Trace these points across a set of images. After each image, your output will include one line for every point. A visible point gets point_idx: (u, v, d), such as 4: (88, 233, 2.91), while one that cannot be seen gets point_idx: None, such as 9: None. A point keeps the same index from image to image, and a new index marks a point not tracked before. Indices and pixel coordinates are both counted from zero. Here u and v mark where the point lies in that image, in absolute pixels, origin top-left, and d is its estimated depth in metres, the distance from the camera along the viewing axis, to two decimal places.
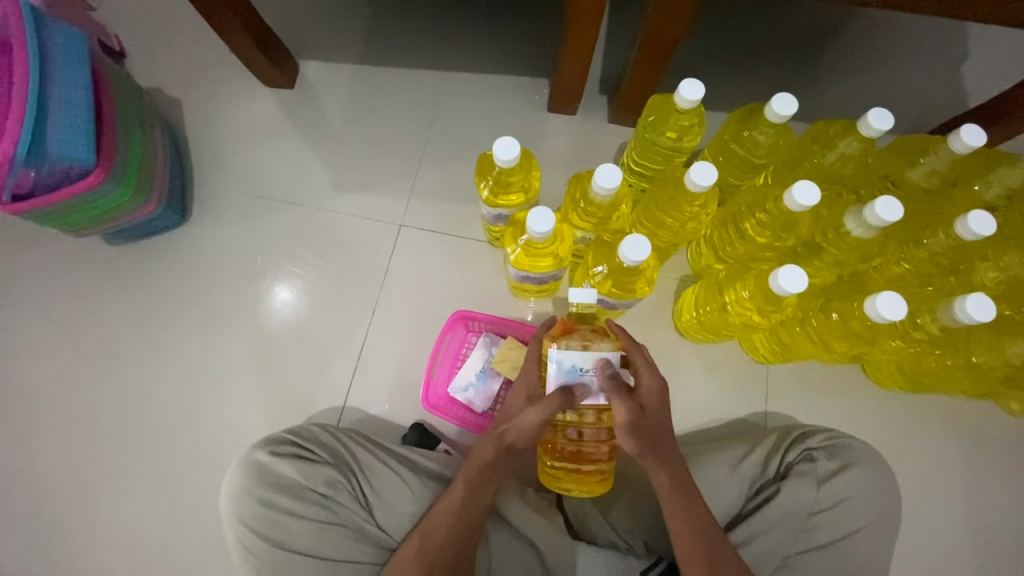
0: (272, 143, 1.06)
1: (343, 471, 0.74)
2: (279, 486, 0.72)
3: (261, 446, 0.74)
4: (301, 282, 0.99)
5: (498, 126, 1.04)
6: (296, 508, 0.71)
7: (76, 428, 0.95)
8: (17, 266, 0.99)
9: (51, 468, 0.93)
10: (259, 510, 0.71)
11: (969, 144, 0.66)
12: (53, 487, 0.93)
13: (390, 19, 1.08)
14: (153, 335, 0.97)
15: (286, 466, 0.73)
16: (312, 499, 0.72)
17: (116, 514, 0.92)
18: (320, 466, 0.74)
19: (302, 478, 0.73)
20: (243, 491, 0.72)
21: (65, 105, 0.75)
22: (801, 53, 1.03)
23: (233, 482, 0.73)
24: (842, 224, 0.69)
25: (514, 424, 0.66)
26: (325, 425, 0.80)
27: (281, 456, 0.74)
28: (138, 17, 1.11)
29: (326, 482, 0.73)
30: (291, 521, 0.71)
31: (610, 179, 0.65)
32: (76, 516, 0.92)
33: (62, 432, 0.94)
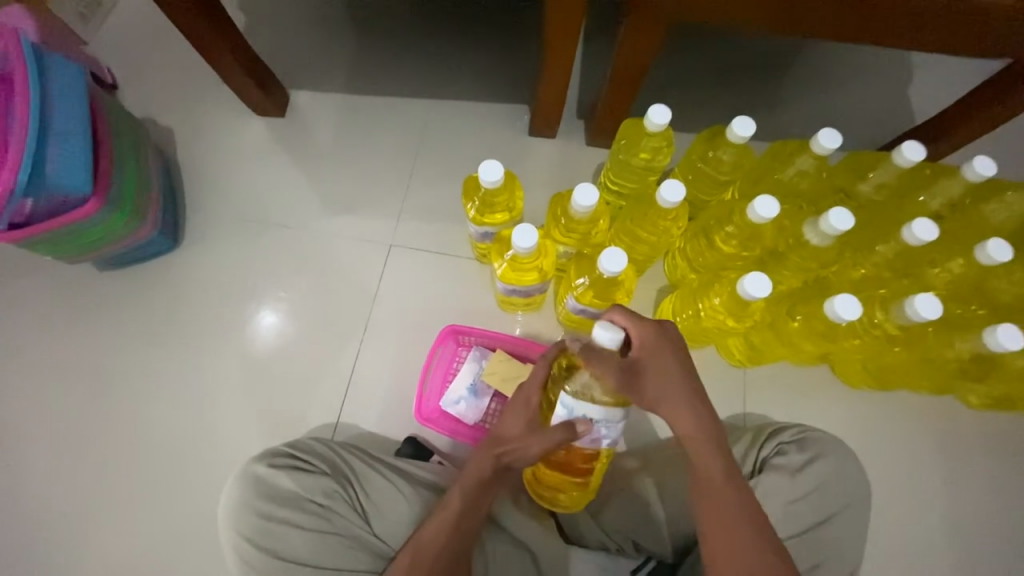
0: (264, 169, 1.09)
1: (341, 482, 0.75)
2: (277, 498, 0.73)
3: (261, 459, 0.76)
4: (288, 302, 1.01)
5: (483, 149, 1.09)
6: (294, 518, 0.72)
7: (61, 457, 0.94)
8: (4, 294, 1.00)
9: (35, 498, 0.92)
10: (256, 520, 0.72)
11: (909, 159, 0.73)
12: (36, 518, 0.91)
13: (378, 51, 1.14)
14: (143, 359, 0.98)
15: (285, 477, 0.74)
16: (309, 509, 0.73)
17: (102, 543, 0.90)
18: (318, 477, 0.75)
19: (300, 489, 0.74)
20: (239, 504, 0.73)
21: (64, 134, 0.77)
22: (760, 79, 1.12)
23: (231, 496, 0.74)
24: (803, 234, 0.75)
25: (512, 449, 0.67)
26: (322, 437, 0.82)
27: (280, 468, 0.75)
28: (131, 53, 1.16)
29: (325, 493, 0.74)
30: (288, 532, 0.71)
31: (587, 197, 0.70)
32: (59, 547, 0.90)
33: (47, 461, 0.93)
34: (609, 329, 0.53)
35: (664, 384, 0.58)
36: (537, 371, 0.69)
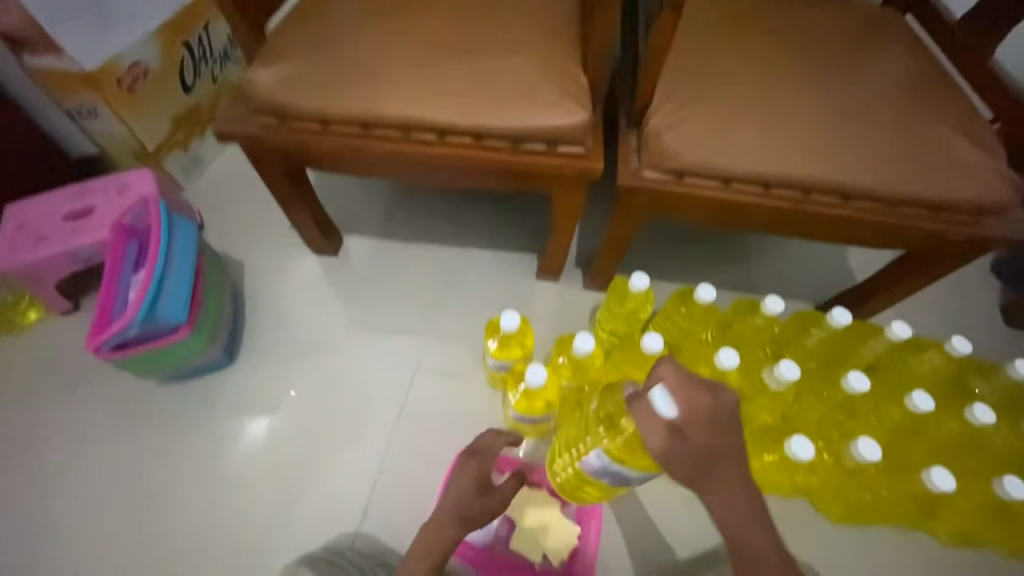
0: (314, 298, 1.30)
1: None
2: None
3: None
4: (303, 420, 1.16)
5: (499, 290, 1.32)
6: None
7: (105, 553, 1.06)
8: (82, 404, 1.17)
9: None
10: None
11: (840, 321, 0.91)
12: None
13: (419, 206, 1.42)
14: (191, 470, 1.12)
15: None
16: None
17: None
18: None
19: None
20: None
21: (176, 276, 0.99)
22: (724, 241, 1.40)
23: None
24: (764, 376, 0.91)
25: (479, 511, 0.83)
26: None
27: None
28: (219, 200, 1.44)
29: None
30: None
31: (585, 344, 0.88)
32: None
33: (92, 566, 1.05)
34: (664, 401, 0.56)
35: (711, 450, 0.57)
36: (486, 455, 0.87)
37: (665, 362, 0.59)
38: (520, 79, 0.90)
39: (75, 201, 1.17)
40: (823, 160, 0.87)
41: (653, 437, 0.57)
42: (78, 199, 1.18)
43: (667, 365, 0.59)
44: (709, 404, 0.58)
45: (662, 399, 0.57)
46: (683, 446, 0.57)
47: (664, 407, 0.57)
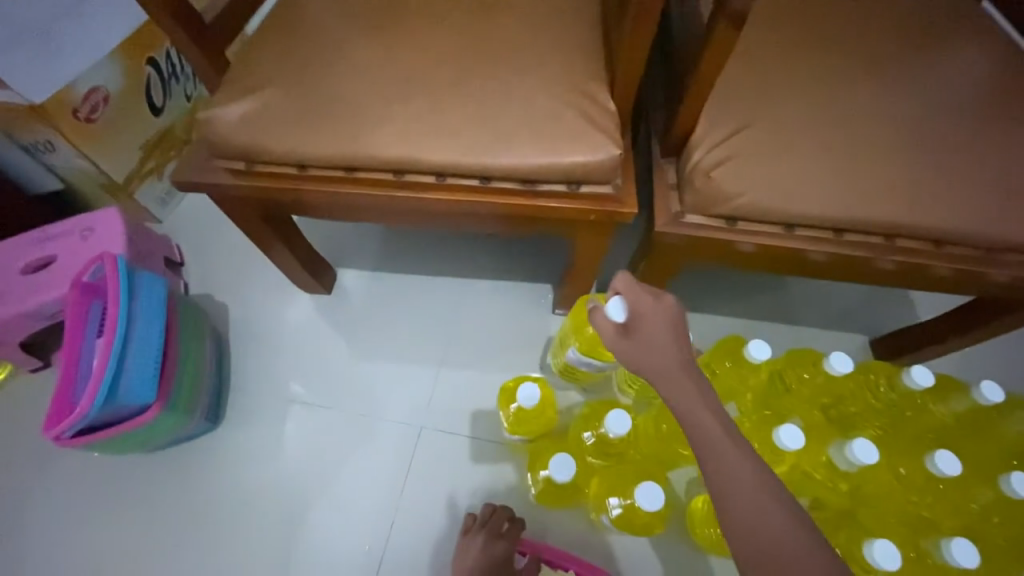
0: (305, 343, 1.17)
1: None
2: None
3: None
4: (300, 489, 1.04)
5: (511, 327, 1.18)
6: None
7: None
8: (51, 471, 1.05)
9: None
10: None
11: (920, 382, 0.79)
12: None
13: (420, 234, 1.28)
14: (173, 545, 1.00)
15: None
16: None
17: None
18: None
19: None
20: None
21: (142, 345, 0.86)
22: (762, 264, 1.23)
23: None
24: (830, 455, 0.79)
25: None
26: None
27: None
28: (199, 231, 1.30)
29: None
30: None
31: (620, 426, 0.78)
32: None
33: None
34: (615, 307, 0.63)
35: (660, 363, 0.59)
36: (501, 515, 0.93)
37: (620, 273, 0.64)
38: (533, 109, 0.76)
39: (36, 251, 1.05)
40: (902, 195, 0.72)
41: (606, 326, 0.62)
42: (39, 247, 1.05)
43: (621, 274, 0.64)
44: (654, 307, 0.61)
45: (616, 306, 0.64)
46: (632, 344, 0.60)
47: (616, 313, 0.63)
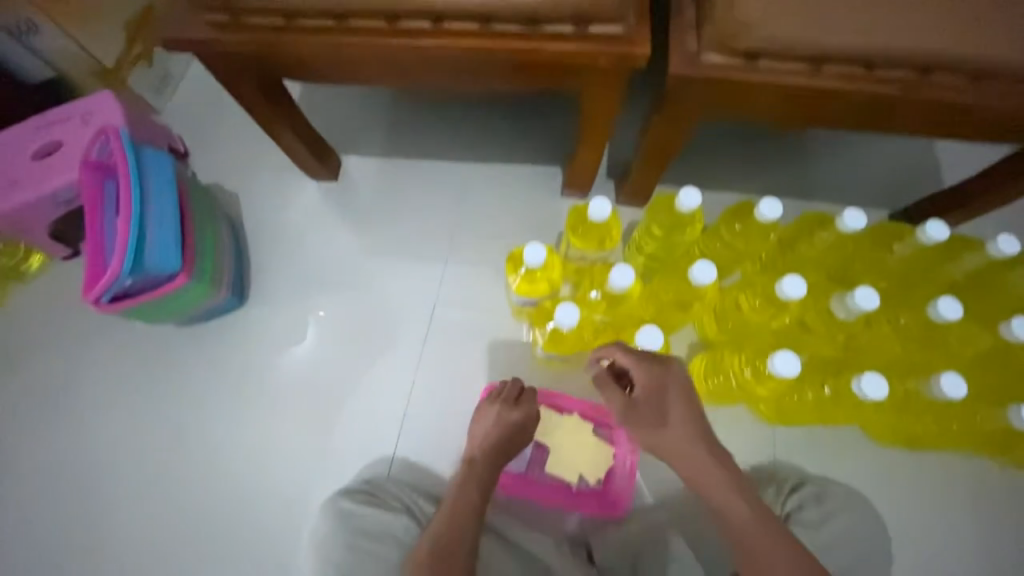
0: (318, 230, 1.18)
1: (411, 520, 0.92)
2: (360, 531, 0.90)
3: (345, 497, 0.93)
4: (326, 358, 1.10)
5: (519, 209, 1.17)
6: (375, 548, 0.88)
7: (147, 502, 1.05)
8: (95, 349, 1.12)
9: (116, 532, 1.04)
10: (344, 547, 0.89)
11: (934, 237, 0.77)
12: (119, 549, 1.03)
13: (423, 116, 1.23)
14: (212, 409, 1.09)
15: (367, 514, 0.91)
16: (386, 542, 0.89)
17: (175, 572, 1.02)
18: (394, 515, 0.91)
19: (378, 525, 0.90)
20: (331, 533, 0.90)
21: (160, 219, 0.88)
22: (781, 138, 1.17)
23: (324, 525, 0.93)
24: (832, 309, 0.81)
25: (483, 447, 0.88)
26: (399, 480, 1.00)
27: (363, 506, 0.92)
28: (200, 123, 1.27)
29: (399, 529, 0.90)
30: (370, 559, 0.88)
31: (624, 278, 0.77)
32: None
33: (128, 500, 1.06)
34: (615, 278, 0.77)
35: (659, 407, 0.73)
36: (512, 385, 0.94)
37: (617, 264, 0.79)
38: None
39: (42, 138, 1.04)
40: (945, 21, 0.67)
41: (612, 403, 0.75)
42: (44, 134, 1.05)
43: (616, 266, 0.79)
44: (629, 359, 0.73)
45: (620, 275, 0.77)
46: (638, 408, 0.73)
47: (623, 279, 0.77)
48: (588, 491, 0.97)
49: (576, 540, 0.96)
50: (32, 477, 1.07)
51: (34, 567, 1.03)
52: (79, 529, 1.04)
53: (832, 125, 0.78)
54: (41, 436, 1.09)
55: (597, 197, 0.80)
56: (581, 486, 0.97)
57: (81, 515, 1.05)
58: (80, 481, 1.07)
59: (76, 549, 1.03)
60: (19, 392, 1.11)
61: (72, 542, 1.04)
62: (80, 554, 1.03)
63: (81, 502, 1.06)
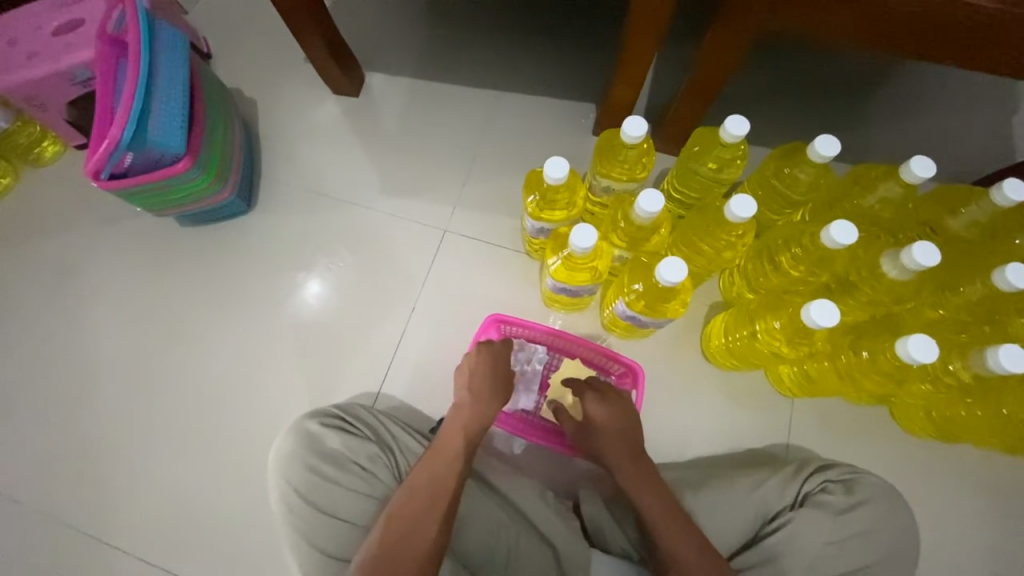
0: (332, 143, 1.11)
1: (384, 449, 0.78)
2: (324, 455, 0.76)
3: (311, 417, 0.79)
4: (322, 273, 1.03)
5: (546, 144, 1.08)
6: (340, 477, 0.75)
7: (128, 402, 0.99)
8: (89, 239, 1.08)
9: (83, 429, 0.98)
10: (304, 473, 0.75)
11: (1011, 198, 0.68)
12: (85, 447, 0.98)
13: (455, 38, 1.15)
14: (200, 315, 1.03)
15: (335, 438, 0.77)
16: (354, 471, 0.75)
17: (141, 478, 0.96)
18: (364, 441, 0.77)
19: (346, 450, 0.77)
20: (291, 456, 0.77)
21: (166, 98, 0.84)
22: (841, 98, 1.06)
23: (284, 447, 0.78)
24: (879, 265, 0.71)
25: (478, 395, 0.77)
26: (368, 406, 0.85)
27: (330, 427, 0.78)
28: (221, 22, 1.20)
29: (368, 457, 0.76)
30: (333, 489, 0.74)
31: (653, 203, 0.68)
32: (102, 476, 0.96)
33: (101, 399, 1.00)
34: (643, 206, 0.68)
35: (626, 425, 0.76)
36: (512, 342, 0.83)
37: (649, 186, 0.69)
38: None
39: (61, 13, 0.99)
40: None
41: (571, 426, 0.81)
42: (63, 9, 0.99)
43: (647, 190, 0.69)
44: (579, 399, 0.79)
45: (649, 199, 0.68)
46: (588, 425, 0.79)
47: (651, 204, 0.68)
48: None
49: (566, 491, 0.86)
50: (14, 363, 1.02)
51: (8, 456, 0.98)
52: (56, 422, 0.99)
53: (921, 58, 0.68)
54: (29, 323, 1.04)
55: (632, 115, 0.72)
56: None
57: (58, 408, 0.99)
58: (63, 373, 1.01)
59: (51, 442, 0.98)
60: (14, 276, 1.06)
61: (47, 436, 0.98)
62: (55, 448, 0.98)
63: (61, 394, 1.00)
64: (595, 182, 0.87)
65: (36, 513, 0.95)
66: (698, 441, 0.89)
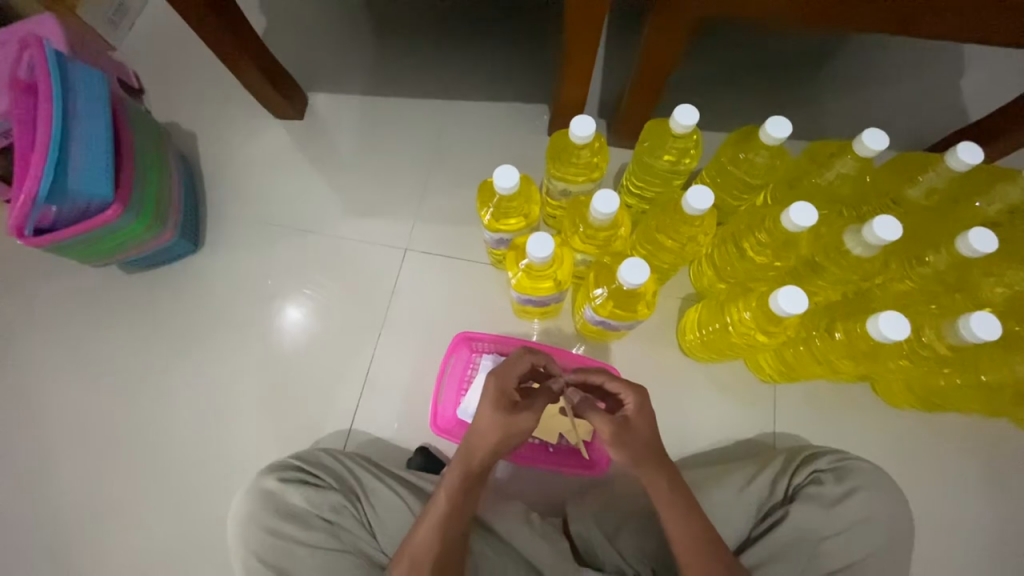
0: (280, 171, 1.06)
1: (348, 496, 0.75)
2: (285, 513, 0.73)
3: (269, 473, 0.75)
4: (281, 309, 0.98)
5: (501, 150, 1.05)
6: (304, 536, 0.71)
7: (89, 466, 0.93)
8: (27, 296, 1.01)
9: (40, 499, 0.92)
10: (266, 537, 0.71)
11: (966, 162, 0.67)
12: (43, 517, 0.91)
13: (397, 50, 1.11)
14: (157, 364, 0.97)
15: (295, 494, 0.74)
16: (319, 527, 0.73)
17: (108, 543, 0.90)
18: (326, 492, 0.74)
19: (308, 505, 0.73)
20: (250, 520, 0.73)
21: (87, 143, 0.80)
22: (793, 75, 1.06)
23: (243, 509, 0.74)
24: (843, 243, 0.70)
25: (480, 430, 0.63)
26: (332, 450, 0.81)
27: (289, 483, 0.74)
28: (150, 54, 1.14)
29: (332, 508, 0.74)
30: (298, 549, 0.71)
31: (608, 205, 0.65)
32: (65, 545, 0.90)
33: (56, 464, 0.93)
34: (599, 208, 0.65)
35: (647, 437, 0.63)
36: (518, 357, 0.65)
37: (604, 187, 0.66)
38: None
39: None
40: None
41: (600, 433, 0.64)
42: None
43: (601, 190, 0.66)
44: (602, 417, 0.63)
45: (605, 200, 0.65)
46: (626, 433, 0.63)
47: (606, 205, 0.65)
48: (567, 450, 0.84)
49: (554, 509, 0.83)
50: None
51: None
52: (11, 498, 0.92)
53: (863, 28, 0.66)
54: None
55: (579, 114, 0.70)
56: (559, 445, 0.83)
57: (12, 480, 0.93)
58: (13, 444, 0.94)
59: (7, 520, 0.91)
60: None
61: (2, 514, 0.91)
62: (13, 526, 0.91)
63: (12, 464, 0.93)
64: (551, 186, 0.84)
65: None
66: (684, 440, 0.87)
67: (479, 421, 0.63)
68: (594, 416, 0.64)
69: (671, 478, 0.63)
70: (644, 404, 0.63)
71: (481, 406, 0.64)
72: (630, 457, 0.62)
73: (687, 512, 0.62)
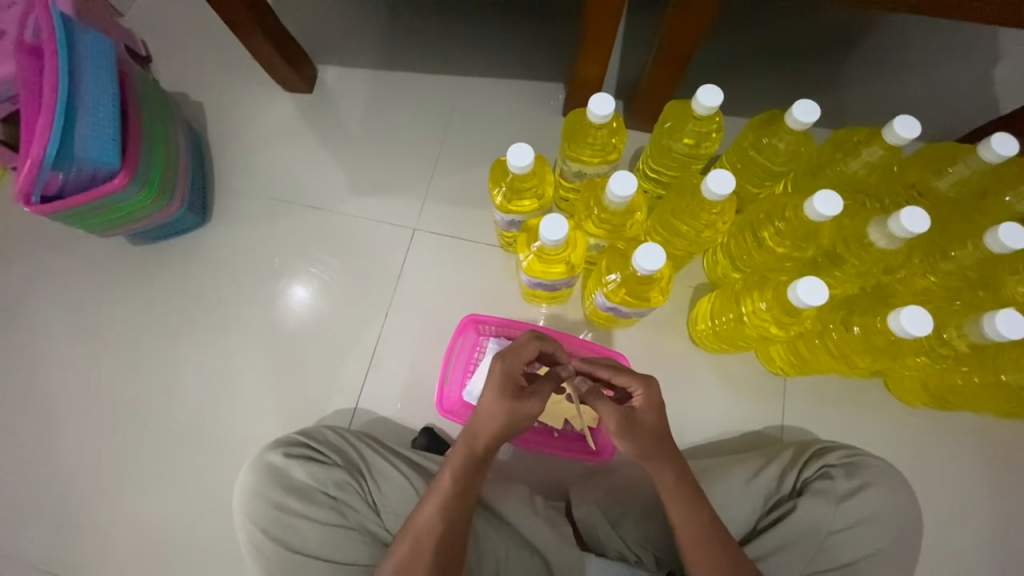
0: (289, 145, 1.05)
1: (353, 473, 0.75)
2: (290, 488, 0.73)
3: (275, 448, 0.75)
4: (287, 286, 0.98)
5: (515, 130, 1.03)
6: (308, 511, 0.72)
7: (98, 436, 0.94)
8: (33, 265, 1.01)
9: (47, 466, 0.93)
10: (270, 511, 0.72)
11: (1000, 154, 0.64)
12: (51, 484, 0.93)
13: (410, 23, 1.08)
14: (163, 337, 0.97)
15: (300, 470, 0.74)
16: (323, 502, 0.73)
17: (114, 510, 0.91)
18: (331, 469, 0.74)
19: (313, 481, 0.74)
20: (256, 493, 0.73)
21: (94, 109, 0.78)
22: (820, 60, 1.02)
23: (248, 483, 0.74)
24: (866, 235, 0.67)
25: (483, 414, 0.63)
26: (337, 428, 0.81)
27: (295, 459, 0.75)
28: (157, 21, 1.11)
29: (337, 485, 0.74)
30: (302, 524, 0.71)
31: (624, 187, 0.63)
32: (71, 512, 0.92)
33: (64, 433, 0.95)
34: (616, 191, 0.63)
35: (655, 430, 0.62)
36: (524, 343, 0.64)
37: (621, 171, 0.64)
38: None
39: None
40: None
41: (607, 423, 0.63)
42: None
43: (618, 173, 0.64)
44: (609, 406, 0.63)
45: (622, 182, 0.63)
46: (634, 423, 0.62)
47: (622, 188, 0.63)
48: (572, 435, 0.84)
49: (557, 492, 0.83)
50: None
51: None
52: (21, 465, 0.94)
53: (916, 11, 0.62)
54: None
55: (598, 91, 0.67)
56: (565, 430, 0.83)
57: (19, 446, 0.94)
58: (21, 412, 0.95)
59: (17, 488, 0.93)
60: None
61: (15, 479, 0.93)
62: (23, 492, 0.92)
63: (19, 431, 0.95)
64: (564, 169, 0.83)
65: (8, 560, 0.90)
66: (691, 429, 0.86)
67: (484, 407, 0.63)
68: (600, 405, 0.63)
69: (677, 471, 0.62)
70: (653, 396, 0.62)
71: (485, 389, 0.63)
72: (636, 447, 0.62)
73: (694, 505, 0.62)
